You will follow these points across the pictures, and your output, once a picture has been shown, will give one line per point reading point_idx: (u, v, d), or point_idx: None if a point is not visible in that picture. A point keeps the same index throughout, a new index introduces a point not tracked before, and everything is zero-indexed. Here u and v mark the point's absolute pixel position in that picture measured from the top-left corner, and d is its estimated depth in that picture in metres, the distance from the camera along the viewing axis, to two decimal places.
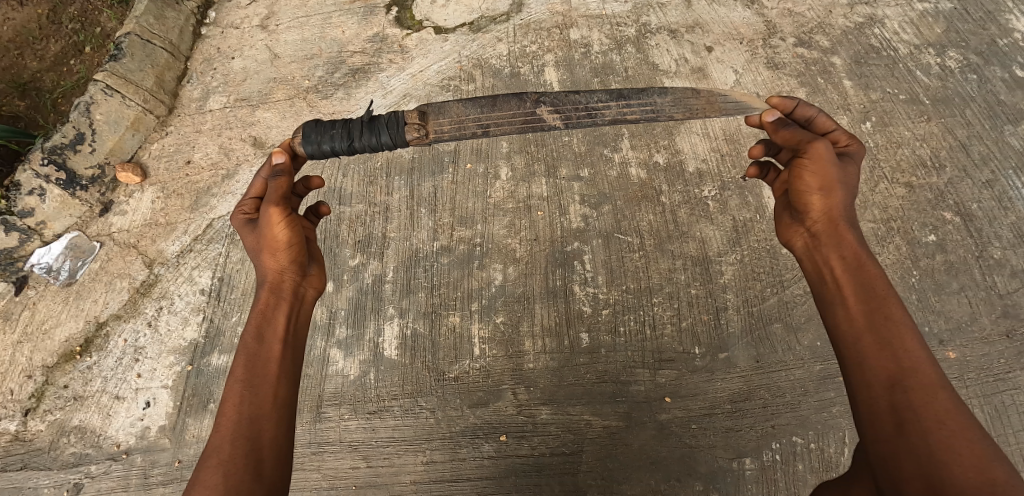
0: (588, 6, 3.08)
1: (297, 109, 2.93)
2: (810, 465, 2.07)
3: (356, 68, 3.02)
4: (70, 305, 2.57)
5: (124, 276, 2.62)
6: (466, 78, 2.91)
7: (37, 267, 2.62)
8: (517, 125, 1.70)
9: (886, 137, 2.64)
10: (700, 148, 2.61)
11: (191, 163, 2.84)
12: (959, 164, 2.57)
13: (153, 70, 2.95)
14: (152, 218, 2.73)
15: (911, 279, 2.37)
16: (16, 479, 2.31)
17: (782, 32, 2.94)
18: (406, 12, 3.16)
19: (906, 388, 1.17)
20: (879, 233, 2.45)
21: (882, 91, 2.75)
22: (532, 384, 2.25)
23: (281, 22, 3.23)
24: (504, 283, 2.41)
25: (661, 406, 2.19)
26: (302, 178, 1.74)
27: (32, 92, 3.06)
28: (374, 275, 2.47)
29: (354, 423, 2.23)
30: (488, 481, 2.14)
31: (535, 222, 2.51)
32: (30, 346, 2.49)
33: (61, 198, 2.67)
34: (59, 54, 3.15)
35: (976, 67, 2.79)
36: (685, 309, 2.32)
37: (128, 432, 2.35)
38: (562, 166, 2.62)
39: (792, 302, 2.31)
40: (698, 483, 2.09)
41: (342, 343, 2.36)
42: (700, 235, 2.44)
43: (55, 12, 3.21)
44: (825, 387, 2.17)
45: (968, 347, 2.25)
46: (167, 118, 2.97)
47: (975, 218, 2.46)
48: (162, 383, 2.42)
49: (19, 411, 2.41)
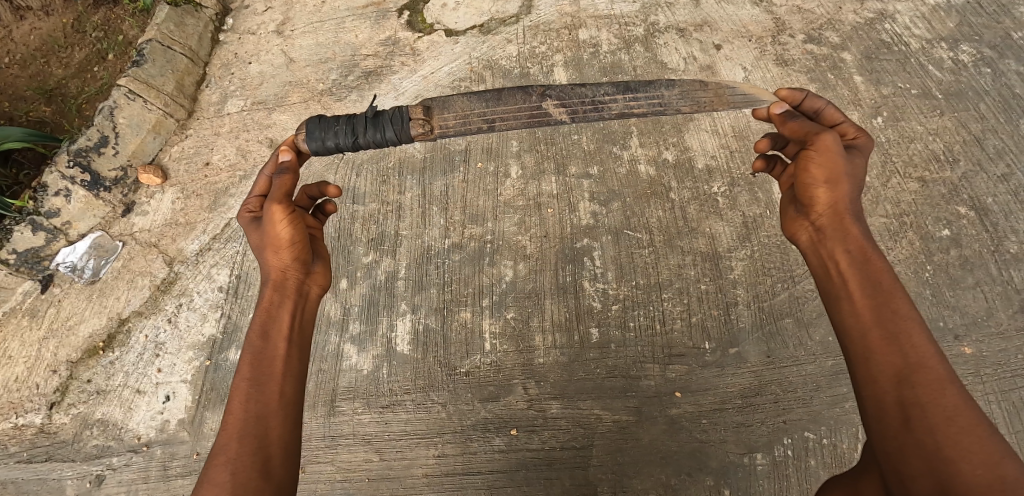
0: (597, 7, 3.12)
1: (312, 111, 3.00)
2: (822, 461, 2.06)
3: (369, 70, 3.08)
4: (94, 302, 2.65)
5: (146, 274, 2.70)
6: (477, 79, 2.96)
7: (62, 266, 2.70)
8: (522, 119, 1.74)
9: (898, 132, 2.63)
10: (710, 145, 2.62)
11: (210, 165, 2.92)
12: (974, 158, 2.55)
13: (173, 75, 3.04)
14: (172, 218, 2.81)
15: (924, 274, 2.35)
16: (41, 470, 2.39)
17: (791, 29, 2.95)
18: (417, 15, 3.22)
19: (913, 382, 1.16)
20: (892, 227, 2.44)
21: (893, 86, 2.74)
22: (541, 378, 2.27)
23: (296, 28, 3.31)
24: (515, 279, 2.44)
25: (671, 401, 2.20)
26: (317, 185, 1.74)
27: (58, 98, 3.16)
28: (387, 272, 2.51)
29: (368, 417, 2.27)
30: (499, 474, 2.15)
31: (545, 219, 2.54)
32: (55, 342, 2.57)
33: (86, 198, 2.76)
34: (84, 62, 3.26)
35: (990, 61, 2.77)
36: (695, 304, 2.33)
37: (148, 425, 2.42)
38: (572, 164, 2.64)
39: (803, 297, 2.30)
40: (709, 478, 2.08)
41: (355, 338, 2.41)
42: (710, 231, 2.45)
43: (79, 22, 3.35)
44: (837, 382, 2.16)
45: (984, 343, 2.22)
46: (186, 121, 3.06)
47: (990, 212, 2.43)
48: (181, 377, 2.49)
49: (44, 405, 2.48)
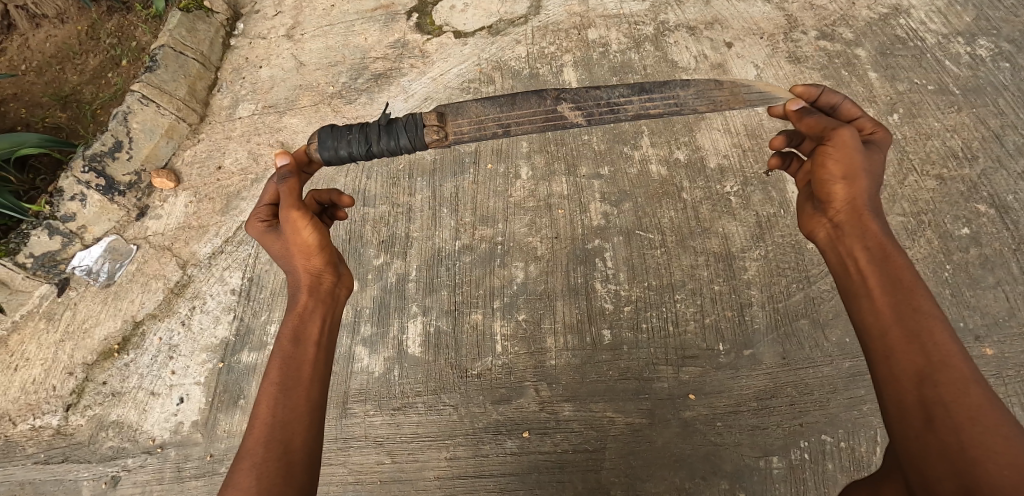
0: (606, 6, 3.10)
1: (322, 115, 3.01)
2: (840, 464, 2.02)
3: (378, 73, 3.09)
4: (109, 305, 2.67)
5: (159, 277, 2.72)
6: (486, 80, 2.95)
7: (78, 269, 2.73)
8: (538, 123, 1.72)
9: (915, 129, 2.58)
10: (722, 144, 2.60)
11: (222, 169, 2.94)
12: (993, 154, 2.49)
13: (185, 80, 3.06)
14: (185, 221, 2.83)
15: (943, 274, 2.30)
16: (57, 471, 2.41)
17: (803, 25, 2.91)
18: (426, 17, 3.23)
19: (935, 381, 1.11)
20: (910, 226, 2.39)
21: (909, 82, 2.69)
22: (553, 381, 2.25)
23: (305, 31, 3.32)
24: (526, 281, 2.42)
25: (685, 403, 2.17)
26: (331, 191, 1.69)
27: (73, 104, 3.20)
28: (398, 275, 2.52)
29: (379, 419, 2.27)
30: (511, 477, 2.14)
31: (556, 221, 2.53)
32: (72, 345, 2.60)
33: (101, 203, 2.78)
34: (99, 69, 3.30)
35: (1009, 56, 2.71)
36: (708, 305, 2.30)
37: (163, 427, 2.44)
38: (582, 165, 2.63)
39: (819, 298, 2.27)
40: (723, 481, 2.06)
41: (366, 340, 2.41)
42: (723, 231, 2.43)
43: (94, 29, 3.40)
44: (855, 384, 2.13)
45: (1006, 344, 2.17)
46: (199, 126, 3.08)
47: (1011, 210, 2.38)
48: (195, 379, 2.50)
49: (61, 406, 2.51)
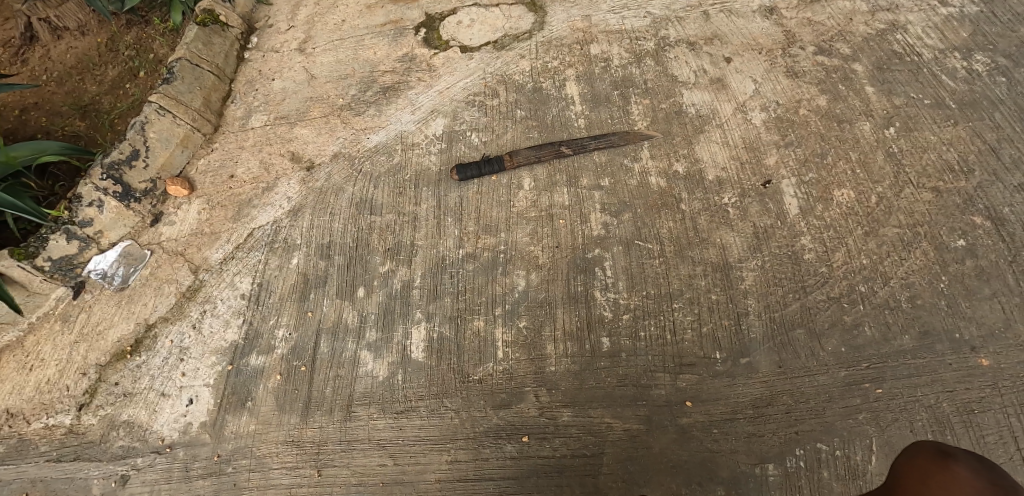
0: (608, 22, 3.17)
1: (332, 126, 3.10)
2: (836, 473, 2.07)
3: (387, 86, 3.18)
4: (123, 308, 2.76)
5: (171, 281, 2.80)
6: (491, 94, 3.04)
7: (94, 273, 2.80)
8: None
9: (911, 143, 2.63)
10: (720, 156, 2.67)
11: (234, 177, 3.03)
12: (989, 167, 2.53)
13: (201, 91, 3.13)
14: (198, 227, 2.92)
15: (939, 285, 2.33)
16: (69, 469, 2.48)
17: (802, 41, 2.97)
18: (433, 32, 3.31)
19: None
20: (906, 238, 2.43)
21: (905, 96, 2.75)
22: (553, 387, 2.30)
23: (317, 45, 3.41)
24: (527, 289, 2.48)
25: (682, 410, 2.22)
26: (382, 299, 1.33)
27: (92, 114, 3.31)
28: (403, 282, 2.59)
29: (382, 422, 2.34)
30: (512, 480, 2.21)
31: (557, 230, 2.59)
32: (86, 346, 2.68)
33: (118, 209, 2.82)
34: (117, 80, 3.42)
35: (1005, 71, 2.77)
36: (706, 314, 2.35)
37: (172, 427, 2.50)
38: (583, 176, 2.70)
39: (815, 308, 2.32)
40: (720, 487, 2.11)
41: (372, 345, 2.49)
42: (721, 242, 2.48)
43: (113, 41, 3.52)
44: (850, 393, 2.18)
45: (1002, 355, 2.19)
46: (212, 136, 3.16)
47: (1007, 222, 2.42)
48: (204, 381, 2.57)
49: (74, 406, 2.58)
